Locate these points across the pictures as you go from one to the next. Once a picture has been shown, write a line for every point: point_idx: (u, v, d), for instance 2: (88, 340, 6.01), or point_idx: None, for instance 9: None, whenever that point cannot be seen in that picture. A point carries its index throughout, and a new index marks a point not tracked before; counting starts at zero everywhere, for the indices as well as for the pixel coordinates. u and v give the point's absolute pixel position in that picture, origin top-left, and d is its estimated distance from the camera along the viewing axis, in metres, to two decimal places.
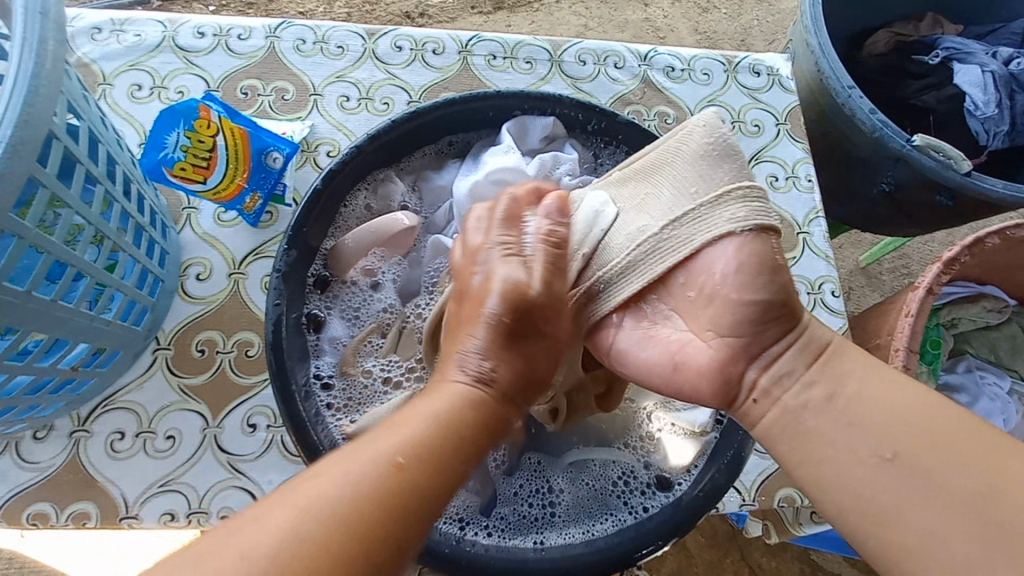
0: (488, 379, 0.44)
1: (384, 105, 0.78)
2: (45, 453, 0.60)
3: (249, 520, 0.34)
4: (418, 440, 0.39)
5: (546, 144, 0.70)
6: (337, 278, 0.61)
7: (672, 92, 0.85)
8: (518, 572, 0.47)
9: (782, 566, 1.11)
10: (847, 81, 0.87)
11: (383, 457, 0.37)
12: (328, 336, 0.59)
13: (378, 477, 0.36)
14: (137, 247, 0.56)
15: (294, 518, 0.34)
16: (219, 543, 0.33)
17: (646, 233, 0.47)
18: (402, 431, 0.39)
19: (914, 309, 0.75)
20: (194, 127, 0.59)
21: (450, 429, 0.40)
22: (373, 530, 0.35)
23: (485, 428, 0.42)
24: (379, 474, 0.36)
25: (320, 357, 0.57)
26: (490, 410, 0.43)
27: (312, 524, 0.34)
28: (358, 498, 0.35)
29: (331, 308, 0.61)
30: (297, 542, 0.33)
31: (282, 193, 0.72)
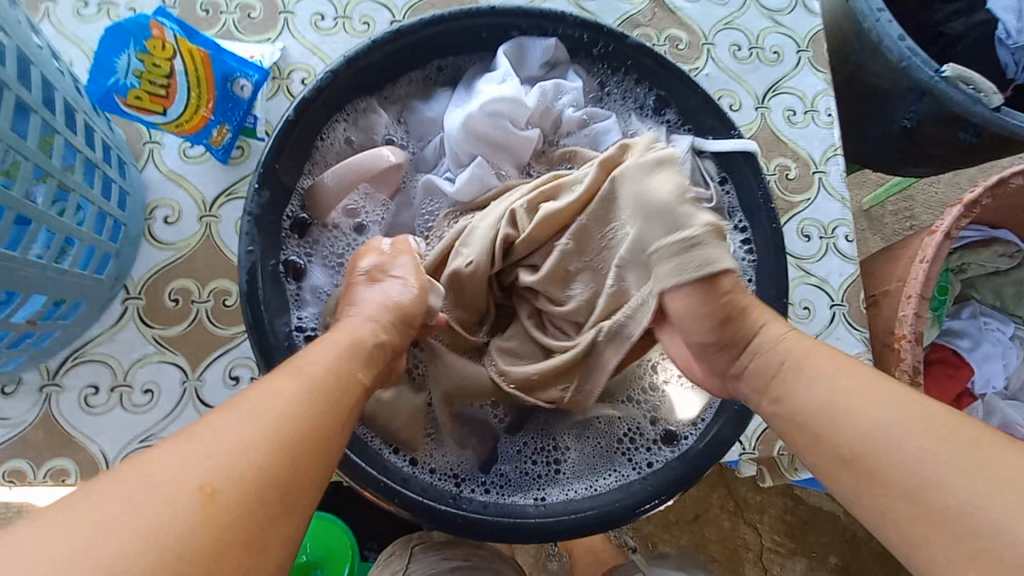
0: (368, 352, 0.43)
1: (364, 26, 0.70)
2: (15, 408, 0.57)
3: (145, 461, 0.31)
4: (314, 384, 0.37)
5: (547, 71, 0.62)
6: (317, 221, 0.56)
7: (685, 13, 0.77)
8: (517, 530, 0.46)
9: (767, 501, 1.11)
10: (878, 2, 0.79)
11: (281, 398, 0.35)
12: (311, 286, 0.54)
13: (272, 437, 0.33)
14: (92, 187, 0.50)
15: (192, 458, 0.31)
16: (106, 488, 0.29)
17: (665, 275, 0.46)
18: (299, 376, 0.37)
19: (929, 256, 0.71)
20: (147, 48, 0.51)
21: (331, 388, 0.38)
22: (284, 468, 0.33)
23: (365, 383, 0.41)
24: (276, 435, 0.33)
25: (303, 307, 0.53)
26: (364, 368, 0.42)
27: (196, 485, 0.30)
28: (264, 436, 0.33)
29: (312, 254, 0.55)
30: (199, 478, 0.30)
31: (254, 126, 0.65)
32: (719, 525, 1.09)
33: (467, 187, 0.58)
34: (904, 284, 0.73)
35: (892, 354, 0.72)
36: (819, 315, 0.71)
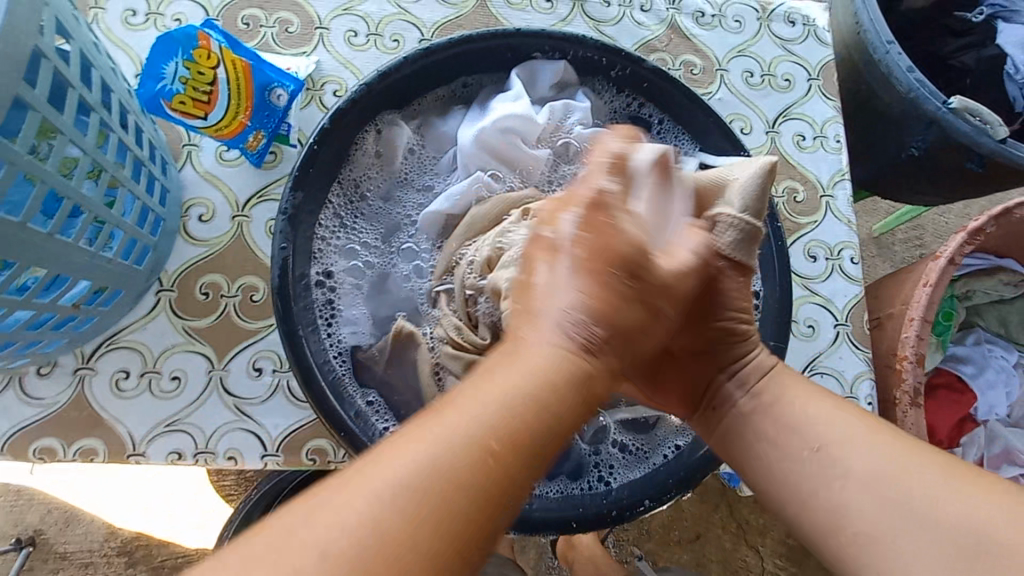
0: (587, 351, 0.37)
1: (394, 43, 0.74)
2: (49, 389, 0.60)
3: (367, 470, 0.30)
4: (518, 413, 0.33)
5: (556, 92, 0.66)
6: (339, 268, 0.58)
7: (700, 39, 0.80)
8: (543, 522, 0.48)
9: (770, 524, 1.20)
10: (886, 35, 0.81)
11: (479, 435, 0.32)
12: (345, 317, 0.57)
13: (491, 449, 0.32)
14: (137, 182, 0.54)
15: (375, 511, 0.29)
16: (344, 486, 0.30)
17: None
18: (487, 388, 0.34)
19: (933, 280, 0.73)
20: (194, 57, 0.55)
21: (529, 420, 0.34)
22: (455, 528, 0.30)
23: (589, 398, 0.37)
24: (482, 437, 0.32)
25: (331, 325, 0.56)
26: (596, 383, 0.38)
27: (418, 484, 0.30)
28: (426, 477, 0.30)
29: (340, 289, 0.58)
30: (376, 525, 0.29)
31: (287, 133, 0.68)
32: (721, 544, 1.18)
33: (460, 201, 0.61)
34: (907, 307, 0.75)
35: (894, 373, 0.74)
36: (822, 334, 0.72)
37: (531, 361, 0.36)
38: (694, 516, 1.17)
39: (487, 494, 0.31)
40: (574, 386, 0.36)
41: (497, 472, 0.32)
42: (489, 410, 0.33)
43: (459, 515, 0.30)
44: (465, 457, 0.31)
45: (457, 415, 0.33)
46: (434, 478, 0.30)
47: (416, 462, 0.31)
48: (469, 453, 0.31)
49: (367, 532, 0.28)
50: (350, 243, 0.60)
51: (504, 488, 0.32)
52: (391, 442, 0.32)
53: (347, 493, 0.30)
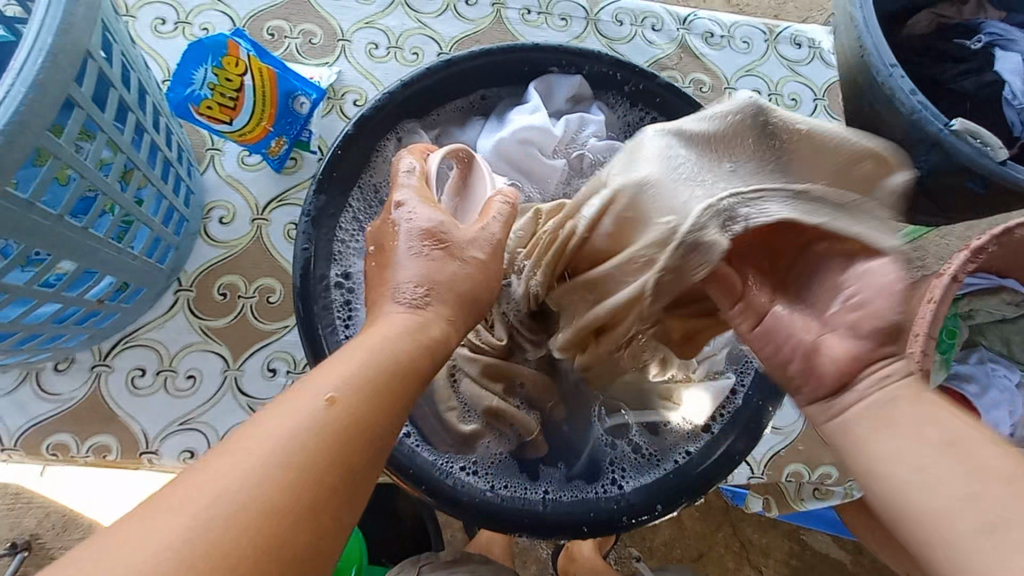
0: (420, 307, 0.41)
1: (413, 55, 0.76)
2: (65, 385, 0.61)
3: (215, 458, 0.30)
4: (348, 371, 0.35)
5: (572, 105, 0.67)
6: None
7: (709, 59, 0.82)
8: (558, 528, 0.49)
9: (773, 544, 1.19)
10: (890, 59, 0.83)
11: (318, 392, 0.33)
12: None
13: (331, 396, 0.33)
14: (165, 182, 0.55)
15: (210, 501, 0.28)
16: (183, 482, 0.29)
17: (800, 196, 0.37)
18: (337, 368, 0.35)
19: (937, 296, 0.74)
20: (222, 64, 0.57)
21: (368, 380, 0.35)
22: (298, 495, 0.30)
23: (423, 365, 0.39)
24: (320, 390, 0.33)
25: None
26: (427, 343, 0.39)
27: (288, 444, 0.31)
28: (281, 456, 0.30)
29: None
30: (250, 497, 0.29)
31: (308, 139, 0.70)
32: (724, 563, 1.17)
33: None
34: (912, 323, 0.76)
35: None
36: None
37: (386, 328, 0.39)
38: (696, 534, 1.17)
39: (353, 432, 0.33)
40: (413, 337, 0.39)
41: (340, 415, 0.33)
42: (343, 369, 0.35)
43: (326, 460, 0.31)
44: (316, 409, 0.32)
45: (326, 371, 0.35)
46: (303, 434, 0.31)
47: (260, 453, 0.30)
48: (299, 425, 0.32)
49: (245, 504, 0.29)
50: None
51: (350, 432, 0.33)
52: (234, 435, 0.31)
53: (185, 487, 0.29)
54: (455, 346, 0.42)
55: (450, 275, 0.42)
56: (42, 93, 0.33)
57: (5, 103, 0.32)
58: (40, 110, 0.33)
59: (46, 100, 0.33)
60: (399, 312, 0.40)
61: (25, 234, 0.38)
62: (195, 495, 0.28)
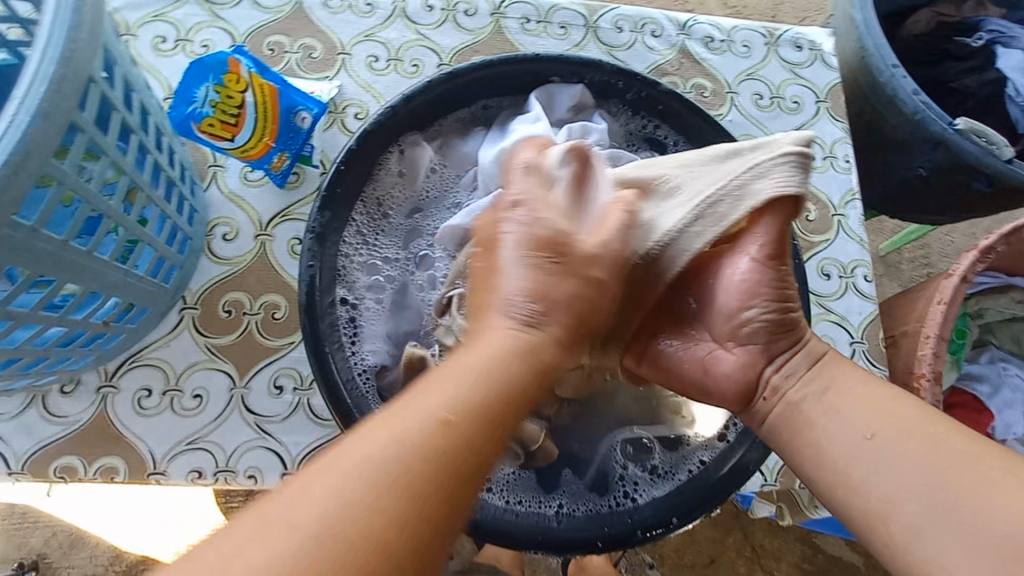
0: (531, 327, 0.42)
1: (414, 67, 0.76)
2: (71, 407, 0.60)
3: (336, 460, 0.32)
4: (464, 394, 0.36)
5: (574, 114, 0.67)
6: (358, 286, 0.59)
7: (710, 64, 0.82)
8: (571, 545, 0.48)
9: (784, 548, 1.18)
10: (892, 59, 0.83)
11: (431, 413, 0.35)
12: (367, 333, 0.58)
13: (440, 416, 0.35)
14: (168, 202, 0.55)
15: (333, 502, 0.30)
16: (310, 480, 0.31)
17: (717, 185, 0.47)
18: (448, 385, 0.36)
19: (947, 297, 0.74)
20: (224, 81, 0.57)
21: (482, 394, 0.37)
22: (411, 498, 0.32)
23: (537, 378, 0.40)
24: (433, 411, 0.35)
25: (356, 343, 0.56)
26: (541, 358, 0.41)
27: (402, 459, 0.33)
28: (399, 462, 0.32)
29: (362, 306, 0.59)
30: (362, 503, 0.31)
31: (310, 154, 0.70)
32: (736, 568, 1.15)
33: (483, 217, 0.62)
34: (922, 325, 0.75)
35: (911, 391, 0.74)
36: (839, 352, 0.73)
37: (491, 346, 0.40)
38: (707, 540, 1.16)
39: (460, 455, 0.34)
40: (523, 359, 0.40)
41: (450, 437, 0.34)
42: (450, 389, 0.36)
43: (438, 478, 0.33)
44: (430, 428, 0.34)
45: (426, 394, 0.36)
46: (418, 453, 0.33)
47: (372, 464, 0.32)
48: (413, 442, 0.33)
49: (354, 512, 0.30)
50: (372, 259, 0.61)
51: (464, 451, 0.34)
52: (347, 444, 0.33)
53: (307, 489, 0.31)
54: (559, 367, 0.43)
55: (561, 297, 0.43)
56: (45, 121, 0.33)
57: (9, 133, 0.31)
58: (43, 137, 0.32)
59: (49, 129, 0.33)
60: (504, 331, 0.41)
61: (29, 261, 0.37)
62: (322, 492, 0.31)
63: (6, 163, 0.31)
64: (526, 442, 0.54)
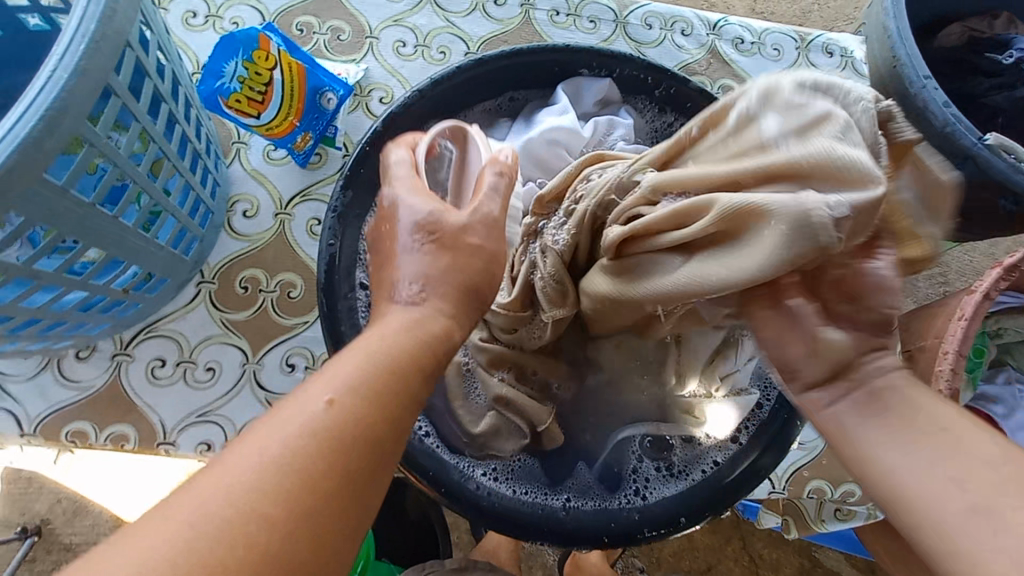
0: (421, 303, 0.40)
1: (441, 54, 0.76)
2: (86, 372, 0.61)
3: (218, 463, 0.30)
4: (352, 377, 0.34)
5: (600, 108, 0.66)
6: None
7: (738, 65, 0.81)
8: (575, 539, 0.48)
9: (783, 560, 1.17)
10: (923, 71, 0.82)
11: (314, 398, 0.33)
12: None
13: (327, 400, 0.33)
14: (193, 174, 0.55)
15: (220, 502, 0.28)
16: (191, 486, 0.29)
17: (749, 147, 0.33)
18: (334, 371, 0.35)
19: (968, 314, 0.73)
20: (253, 58, 0.57)
21: (374, 375, 0.35)
22: (304, 487, 0.30)
23: (437, 356, 0.39)
24: (315, 396, 0.33)
25: None
26: (440, 338, 0.39)
27: (286, 451, 0.31)
28: (289, 449, 0.31)
29: None
30: (250, 501, 0.29)
31: (333, 135, 0.70)
32: None
33: None
34: (941, 340, 0.74)
35: None
36: None
37: (384, 331, 0.38)
38: (705, 547, 1.15)
39: (353, 435, 0.32)
40: (414, 338, 0.38)
41: (337, 420, 0.32)
42: (341, 372, 0.35)
43: (334, 466, 0.31)
44: (316, 415, 0.32)
45: (312, 383, 0.34)
46: (302, 442, 0.31)
47: (257, 459, 0.30)
48: (299, 428, 0.31)
49: (237, 514, 0.28)
50: None
51: (357, 433, 0.33)
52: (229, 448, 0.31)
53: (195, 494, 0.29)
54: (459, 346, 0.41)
55: (464, 279, 0.41)
56: (82, 80, 0.33)
57: (45, 90, 0.31)
58: (77, 96, 0.32)
59: (86, 88, 0.33)
60: (397, 311, 0.39)
61: (58, 222, 0.37)
62: (195, 498, 0.29)
63: (41, 119, 0.31)
64: (533, 422, 0.54)
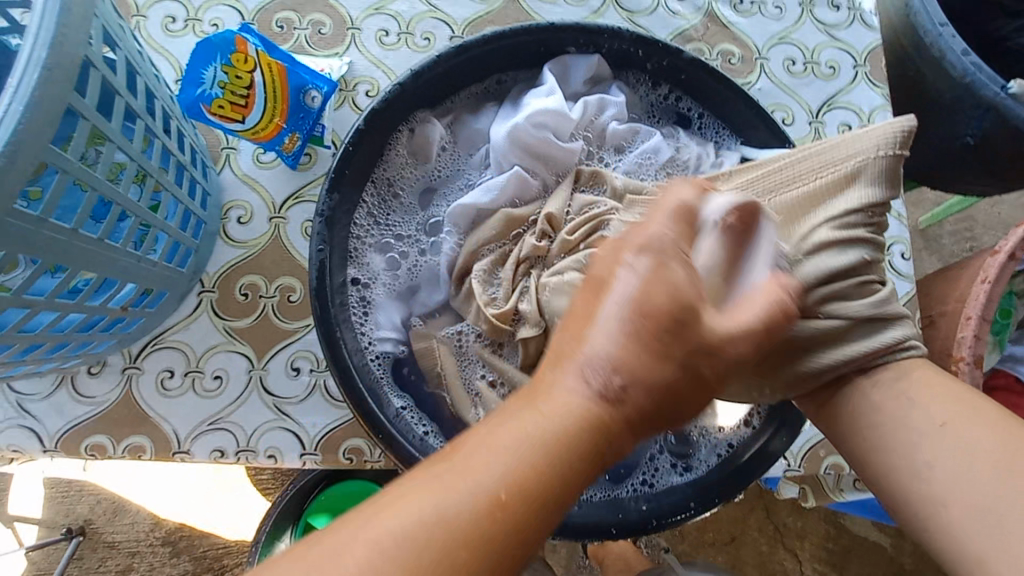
0: (614, 402, 0.34)
1: (425, 41, 0.74)
2: (99, 387, 0.62)
3: (384, 503, 0.30)
4: (523, 467, 0.31)
5: (590, 87, 0.63)
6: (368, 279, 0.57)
7: (738, 27, 0.77)
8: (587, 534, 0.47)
9: (808, 528, 1.16)
10: (939, 17, 0.76)
11: (487, 487, 0.30)
12: (376, 314, 0.57)
13: (498, 496, 0.30)
14: (180, 186, 0.54)
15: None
16: (378, 511, 0.30)
17: None
18: (501, 457, 0.31)
19: (992, 276, 0.69)
20: (231, 62, 0.56)
21: (547, 466, 0.31)
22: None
23: (599, 456, 0.33)
24: (492, 485, 0.30)
25: (366, 327, 0.56)
26: (599, 438, 0.33)
27: (442, 548, 0.29)
28: (435, 538, 0.29)
29: (373, 285, 0.58)
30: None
31: (321, 134, 0.69)
32: (757, 546, 1.15)
33: (501, 195, 0.59)
34: (964, 306, 0.71)
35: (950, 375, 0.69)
36: None
37: (562, 408, 0.33)
38: (728, 518, 1.15)
39: (532, 528, 0.31)
40: (576, 428, 0.32)
41: (502, 520, 0.30)
42: (501, 459, 0.31)
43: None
44: (470, 511, 0.30)
45: (487, 460, 0.31)
46: (473, 525, 0.30)
47: (396, 535, 0.29)
48: (471, 520, 0.30)
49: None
50: (383, 238, 0.60)
51: (512, 541, 0.30)
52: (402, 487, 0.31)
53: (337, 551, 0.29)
54: (624, 447, 0.35)
55: None
56: (41, 108, 0.32)
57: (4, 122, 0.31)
58: (36, 126, 0.32)
59: (44, 116, 0.32)
60: (570, 385, 0.34)
61: (41, 251, 0.38)
62: (348, 550, 0.29)
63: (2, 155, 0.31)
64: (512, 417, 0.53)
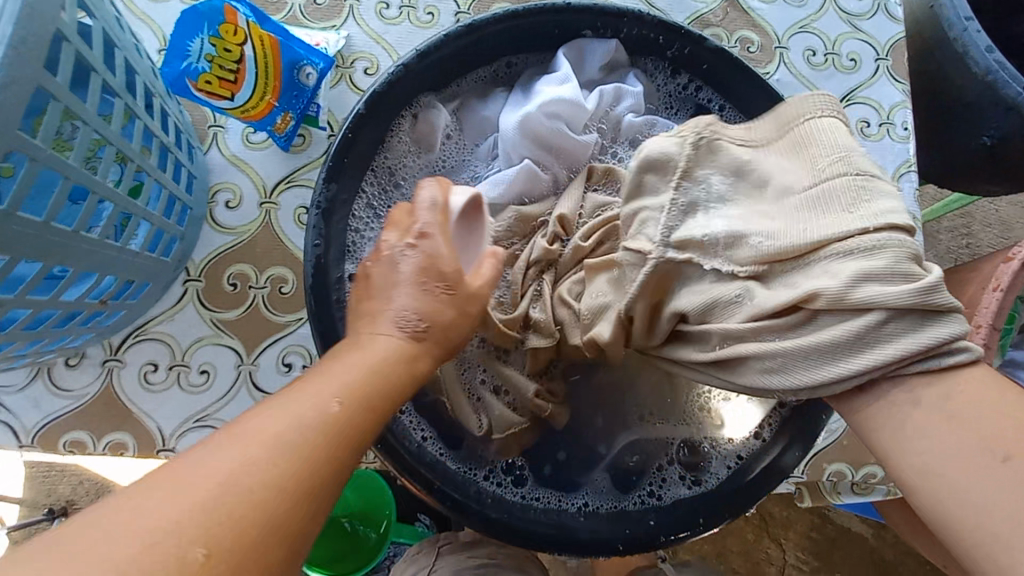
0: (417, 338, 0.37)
1: (428, 16, 0.69)
2: (77, 380, 0.59)
3: (248, 417, 0.32)
4: (349, 391, 0.33)
5: (605, 74, 0.60)
6: None
7: (758, 14, 0.73)
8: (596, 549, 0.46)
9: (796, 520, 1.18)
10: (966, 11, 0.73)
11: (323, 404, 0.32)
12: None
13: (336, 405, 0.32)
14: (164, 170, 0.50)
15: (236, 468, 0.29)
16: (232, 432, 0.31)
17: None
18: (334, 378, 0.34)
19: (1004, 284, 0.68)
20: (219, 33, 0.51)
21: (359, 393, 0.34)
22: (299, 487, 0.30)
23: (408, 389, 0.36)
24: (323, 402, 0.32)
25: None
26: (412, 374, 0.36)
27: (263, 460, 0.30)
28: (281, 451, 0.30)
29: None
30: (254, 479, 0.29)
31: (316, 114, 0.64)
32: (745, 537, 1.16)
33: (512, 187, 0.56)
34: (974, 312, 0.69)
35: None
36: None
37: (371, 353, 0.35)
38: None
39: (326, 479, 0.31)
40: (367, 371, 0.34)
41: (339, 429, 0.32)
42: (341, 384, 0.33)
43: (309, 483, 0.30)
44: (317, 427, 0.31)
45: (301, 393, 0.32)
46: (302, 445, 0.31)
47: (247, 454, 0.30)
48: (300, 438, 0.31)
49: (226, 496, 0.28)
50: None
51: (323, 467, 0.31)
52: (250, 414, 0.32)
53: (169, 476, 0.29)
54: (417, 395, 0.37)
55: None
56: (3, 89, 0.28)
57: None
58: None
59: (9, 98, 0.28)
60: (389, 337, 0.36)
61: (7, 246, 0.34)
62: (226, 451, 0.30)
63: None
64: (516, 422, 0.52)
